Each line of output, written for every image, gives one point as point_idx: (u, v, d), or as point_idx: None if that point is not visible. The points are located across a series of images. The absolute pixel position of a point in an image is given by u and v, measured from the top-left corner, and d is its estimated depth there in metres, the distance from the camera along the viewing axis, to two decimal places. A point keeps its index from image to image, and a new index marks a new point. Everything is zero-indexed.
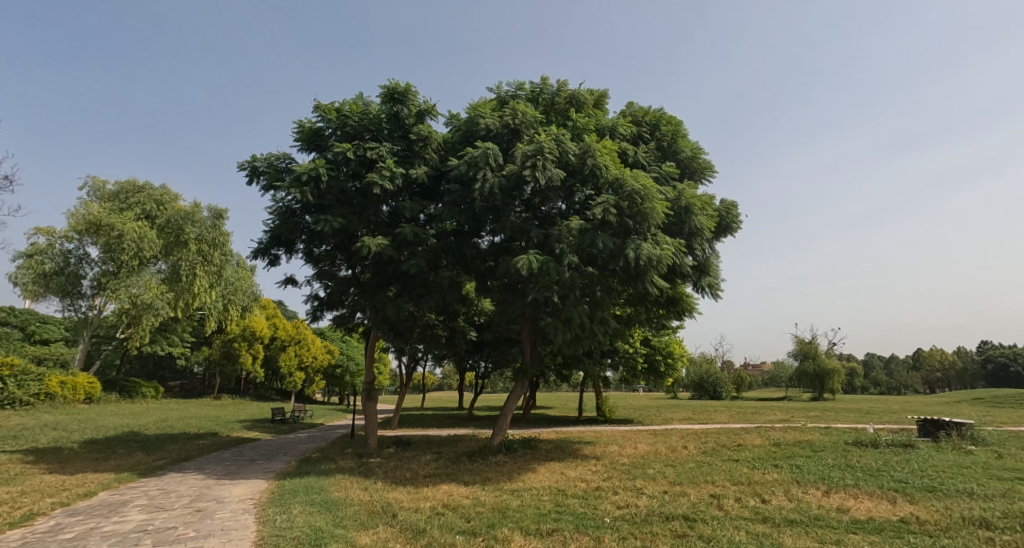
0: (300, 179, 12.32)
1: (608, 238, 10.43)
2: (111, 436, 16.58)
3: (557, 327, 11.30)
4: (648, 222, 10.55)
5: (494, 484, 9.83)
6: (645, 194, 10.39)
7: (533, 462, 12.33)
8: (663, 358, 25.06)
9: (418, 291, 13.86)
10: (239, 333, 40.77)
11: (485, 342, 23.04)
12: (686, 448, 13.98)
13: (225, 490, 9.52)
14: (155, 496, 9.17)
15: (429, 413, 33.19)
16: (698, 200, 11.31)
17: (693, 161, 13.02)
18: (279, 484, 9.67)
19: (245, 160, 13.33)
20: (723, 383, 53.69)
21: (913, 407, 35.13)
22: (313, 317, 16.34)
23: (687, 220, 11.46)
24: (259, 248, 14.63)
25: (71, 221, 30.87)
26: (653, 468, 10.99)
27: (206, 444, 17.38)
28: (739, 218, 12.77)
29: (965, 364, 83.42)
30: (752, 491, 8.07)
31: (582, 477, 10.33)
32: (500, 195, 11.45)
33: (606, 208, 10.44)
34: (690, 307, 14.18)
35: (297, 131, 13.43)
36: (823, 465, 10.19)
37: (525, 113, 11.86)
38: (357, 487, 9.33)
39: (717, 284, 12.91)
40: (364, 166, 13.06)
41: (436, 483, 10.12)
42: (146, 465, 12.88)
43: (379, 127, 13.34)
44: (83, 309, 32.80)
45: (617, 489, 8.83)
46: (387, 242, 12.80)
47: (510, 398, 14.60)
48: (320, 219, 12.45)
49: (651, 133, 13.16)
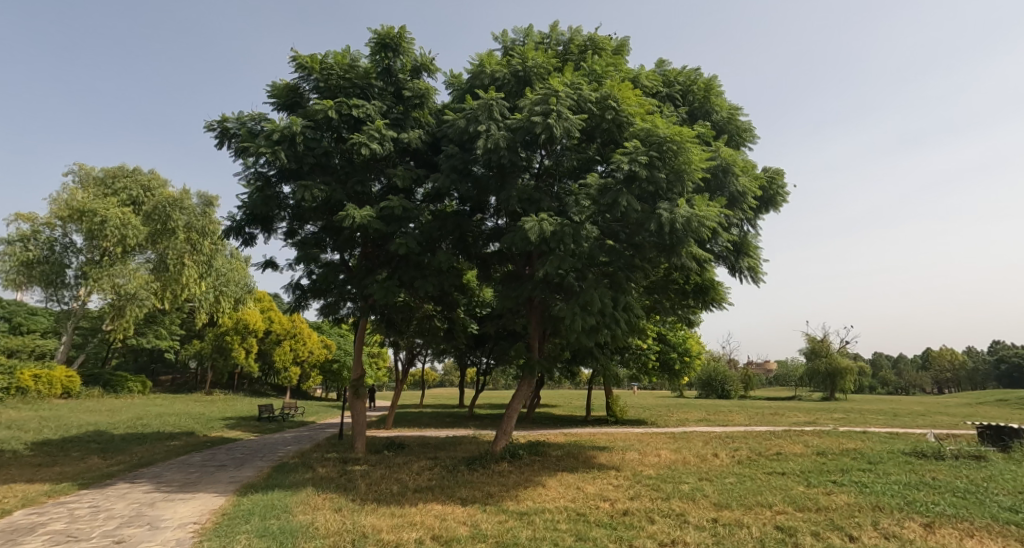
0: (272, 138, 10.51)
1: (635, 200, 8.73)
2: (69, 436, 14.86)
3: (573, 312, 9.54)
4: (683, 182, 8.82)
5: (496, 505, 8.07)
6: (678, 145, 8.65)
7: (543, 473, 10.56)
8: (679, 355, 23.20)
9: (411, 275, 12.13)
10: (232, 326, 39.18)
11: (487, 336, 21.28)
12: (717, 457, 12.11)
13: (167, 510, 7.80)
14: (79, 517, 7.44)
15: (426, 411, 31.42)
16: (739, 160, 9.51)
17: (731, 122, 11.03)
18: (236, 502, 7.93)
19: (215, 120, 11.57)
20: (732, 381, 51.91)
21: (937, 408, 33.04)
22: (297, 307, 14.49)
23: (727, 183, 9.64)
24: (232, 226, 12.82)
25: (53, 207, 29.19)
26: (687, 484, 9.15)
27: (176, 445, 15.61)
28: (785, 190, 10.91)
29: (978, 365, 81.40)
30: (832, 524, 6.27)
31: (604, 495, 8.57)
32: (507, 154, 9.65)
33: (632, 160, 8.64)
34: (721, 296, 12.49)
35: (272, 89, 11.60)
36: (895, 485, 8.38)
37: (536, 60, 10.08)
38: (329, 509, 7.58)
39: (759, 266, 10.88)
40: (349, 126, 11.24)
41: (426, 501, 8.33)
42: (96, 472, 11.13)
43: (367, 83, 11.51)
44: (68, 300, 31.15)
45: (653, 516, 7.05)
46: (375, 215, 10.98)
47: (515, 398, 12.78)
48: (298, 188, 10.69)
49: (682, 96, 11.18)
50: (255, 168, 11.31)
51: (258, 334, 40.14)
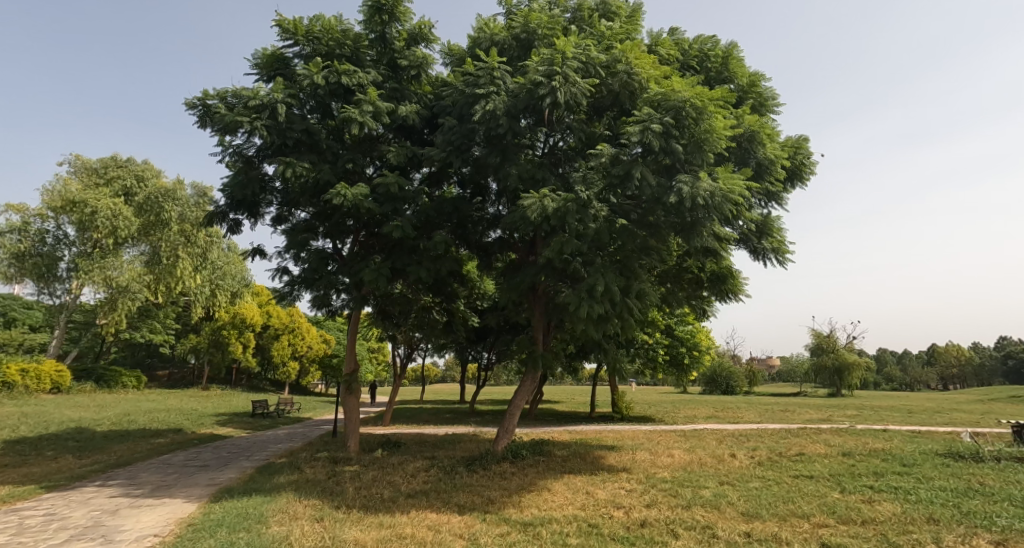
0: (252, 110, 9.63)
1: (650, 172, 7.87)
2: (46, 434, 14.00)
3: (580, 298, 8.69)
4: (703, 151, 7.92)
5: (496, 513, 7.25)
6: (699, 110, 7.77)
7: (548, 476, 9.75)
8: (688, 350, 22.30)
9: (405, 260, 11.27)
10: (228, 321, 38.30)
11: (489, 329, 20.38)
12: (735, 458, 11.28)
13: (128, 519, 7.00)
14: (28, 528, 6.63)
15: (426, 407, 30.60)
16: (765, 128, 8.68)
17: (751, 92, 10.08)
18: (207, 510, 7.14)
19: (195, 98, 10.68)
20: (737, 378, 51.14)
21: (952, 405, 31.93)
22: (286, 300, 13.52)
23: (752, 153, 8.80)
24: (215, 212, 11.91)
25: (46, 197, 28.16)
26: (708, 489, 8.31)
27: (160, 444, 14.77)
28: (811, 159, 9.97)
29: (984, 361, 80.36)
30: (885, 542, 5.40)
31: (617, 501, 7.74)
32: (509, 124, 8.74)
33: (646, 128, 7.72)
34: (739, 286, 11.67)
35: (257, 60, 10.70)
36: (941, 491, 7.51)
37: (540, 22, 9.21)
38: (309, 519, 6.78)
39: (784, 246, 9.97)
40: (339, 98, 10.36)
41: (419, 509, 7.51)
42: (65, 473, 10.31)
43: (360, 51, 10.65)
44: (60, 294, 30.16)
45: (675, 528, 6.20)
46: (367, 194, 10.09)
47: (517, 394, 11.93)
48: (281, 165, 9.79)
49: (698, 65, 10.21)
50: (236, 147, 10.34)
51: (255, 328, 39.31)
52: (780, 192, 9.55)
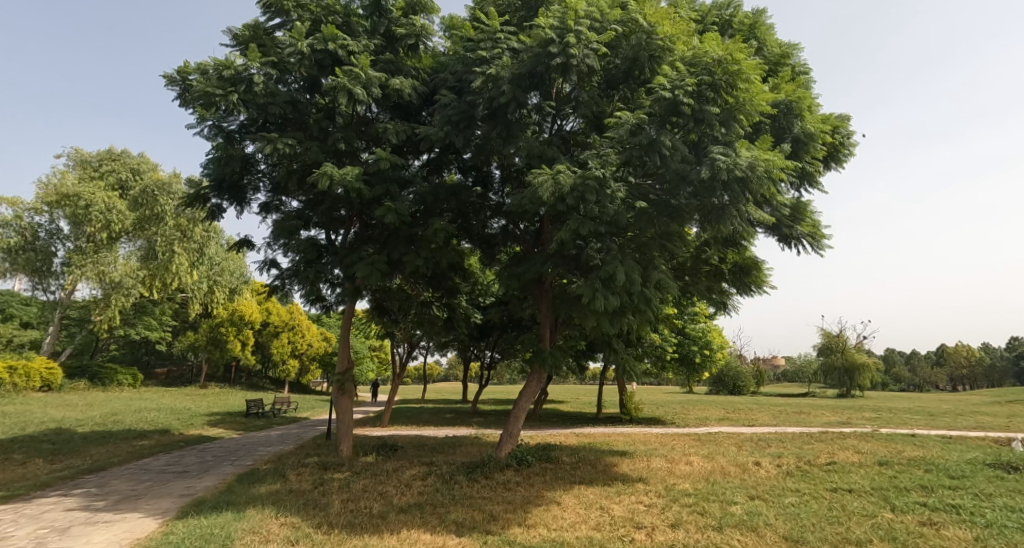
0: (233, 81, 8.73)
1: (678, 144, 6.97)
2: (19, 436, 13.13)
3: (596, 288, 7.74)
4: (738, 119, 7.03)
5: (499, 534, 6.31)
6: (735, 69, 6.83)
7: (556, 487, 8.82)
8: (700, 348, 21.31)
9: (403, 249, 10.31)
10: (227, 317, 37.44)
11: (492, 325, 19.39)
12: (760, 466, 10.34)
13: (75, 540, 6.10)
14: None
15: (427, 407, 29.76)
16: (804, 99, 7.79)
17: (784, 63, 9.16)
18: (167, 529, 6.23)
19: (173, 72, 9.76)
20: (744, 378, 50.08)
21: (970, 408, 30.82)
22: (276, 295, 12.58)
23: (789, 127, 7.89)
24: (198, 198, 10.97)
25: (40, 191, 27.41)
26: (738, 505, 7.37)
27: (142, 446, 13.92)
28: (851, 137, 9.01)
29: (995, 362, 78.72)
30: None
31: (637, 520, 6.79)
32: (516, 92, 7.80)
33: (675, 90, 6.77)
34: (763, 279, 10.71)
35: (238, 32, 9.78)
36: (1009, 512, 6.54)
37: None
38: (281, 541, 5.88)
39: (820, 232, 9.01)
40: (329, 69, 9.43)
41: (411, 527, 6.61)
42: (29, 480, 9.44)
43: (351, 18, 9.74)
44: (54, 290, 29.49)
45: None
46: (360, 173, 9.16)
47: (523, 395, 11.00)
48: (265, 141, 8.86)
49: (722, 31, 9.23)
50: (216, 122, 9.40)
51: (254, 325, 38.54)
52: (816, 173, 8.59)
